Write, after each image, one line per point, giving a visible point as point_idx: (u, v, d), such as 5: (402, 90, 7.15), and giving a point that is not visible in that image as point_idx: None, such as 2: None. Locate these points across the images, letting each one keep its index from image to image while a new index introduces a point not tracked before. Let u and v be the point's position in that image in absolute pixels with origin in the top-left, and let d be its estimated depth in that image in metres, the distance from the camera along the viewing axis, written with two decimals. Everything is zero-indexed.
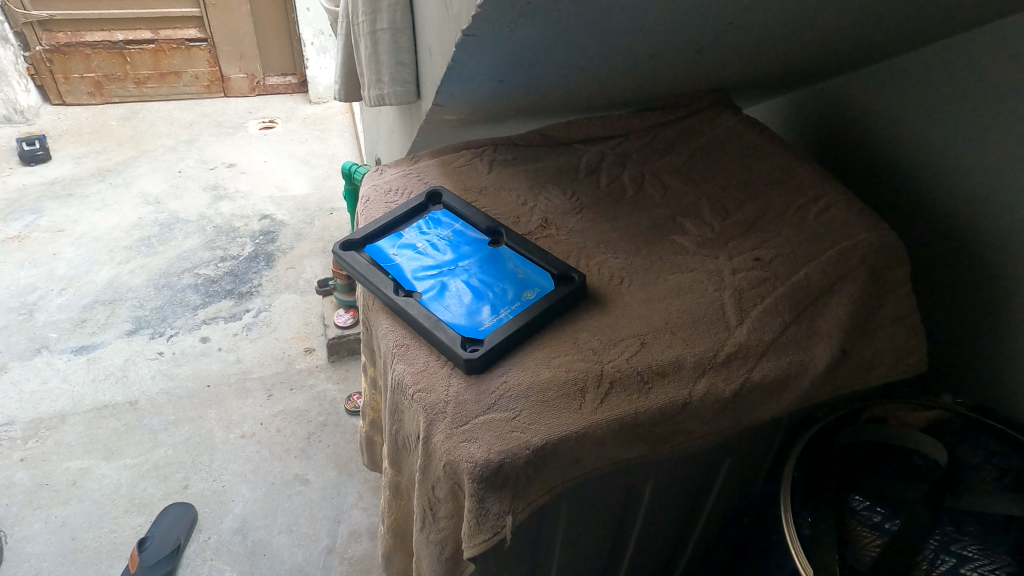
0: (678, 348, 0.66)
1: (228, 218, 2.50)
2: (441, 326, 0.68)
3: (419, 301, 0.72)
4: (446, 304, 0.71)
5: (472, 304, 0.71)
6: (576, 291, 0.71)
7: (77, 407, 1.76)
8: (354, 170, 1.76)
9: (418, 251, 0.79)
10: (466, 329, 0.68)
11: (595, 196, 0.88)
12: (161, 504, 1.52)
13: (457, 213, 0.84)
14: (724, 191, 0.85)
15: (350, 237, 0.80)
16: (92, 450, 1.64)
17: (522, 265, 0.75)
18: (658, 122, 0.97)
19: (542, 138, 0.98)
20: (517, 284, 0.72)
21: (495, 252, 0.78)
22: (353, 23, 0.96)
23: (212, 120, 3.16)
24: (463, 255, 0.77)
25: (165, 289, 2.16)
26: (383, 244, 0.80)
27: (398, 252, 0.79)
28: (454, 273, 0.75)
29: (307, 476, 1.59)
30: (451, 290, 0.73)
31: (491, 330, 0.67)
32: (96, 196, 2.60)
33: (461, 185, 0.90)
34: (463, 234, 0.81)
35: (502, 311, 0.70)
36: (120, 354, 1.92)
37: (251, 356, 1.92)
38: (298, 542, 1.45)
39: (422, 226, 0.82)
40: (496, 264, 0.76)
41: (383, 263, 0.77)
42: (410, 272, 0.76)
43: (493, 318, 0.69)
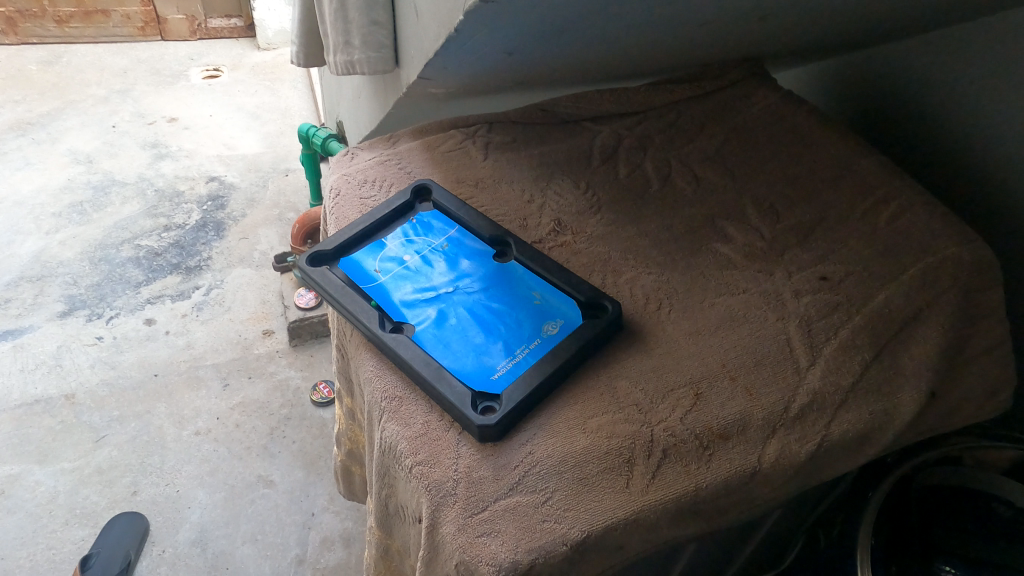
0: (741, 400, 0.53)
1: (171, 180, 2.26)
2: (444, 376, 0.53)
3: (413, 336, 0.57)
4: (449, 340, 0.57)
5: (481, 340, 0.57)
6: (611, 325, 0.57)
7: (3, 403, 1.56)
8: (312, 134, 1.57)
9: (406, 268, 0.64)
10: (476, 376, 0.54)
11: (614, 189, 0.73)
12: (106, 514, 1.36)
13: (451, 215, 0.69)
14: (770, 185, 0.71)
15: (319, 249, 0.65)
16: (24, 454, 1.46)
17: (539, 287, 0.61)
18: (684, 97, 0.82)
19: (544, 114, 0.82)
20: (535, 313, 0.58)
21: (502, 268, 0.63)
22: None
23: (149, 66, 2.85)
24: (463, 272, 0.63)
25: (101, 264, 1.93)
26: (362, 258, 0.65)
27: (382, 269, 0.64)
28: (455, 296, 0.61)
29: (272, 477, 1.45)
30: (452, 321, 0.58)
31: (508, 379, 0.53)
32: (15, 153, 2.32)
33: (452, 177, 0.74)
34: (462, 244, 0.66)
35: (519, 350, 0.56)
36: (52, 339, 1.71)
37: (204, 340, 1.73)
38: (264, 552, 1.32)
39: (408, 233, 0.67)
40: (506, 286, 0.61)
41: (363, 284, 0.62)
42: (398, 295, 0.61)
43: (509, 360, 0.55)
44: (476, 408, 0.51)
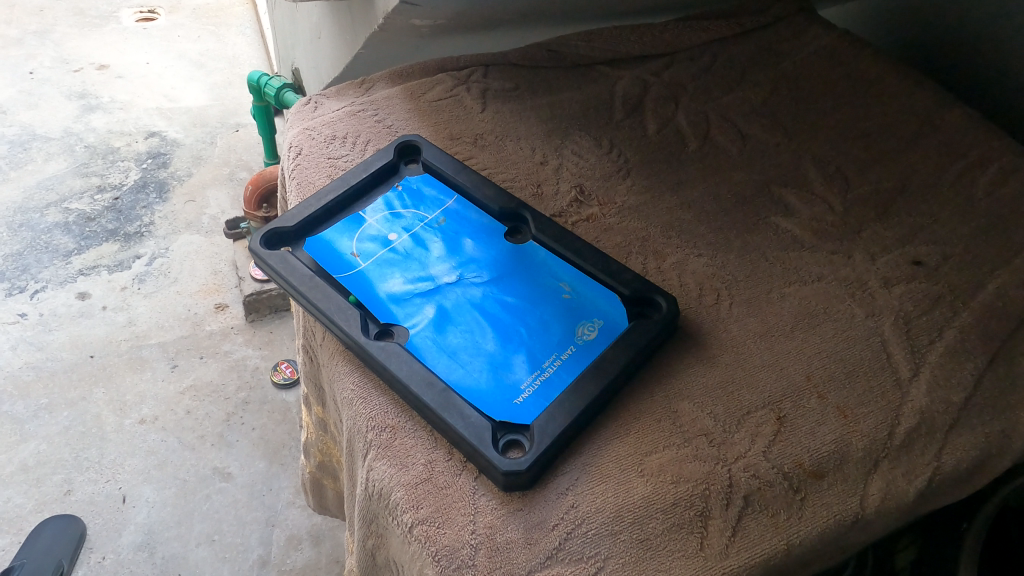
0: (836, 426, 0.41)
1: (103, 134, 2.02)
2: (451, 401, 0.40)
3: (407, 344, 0.44)
4: (455, 349, 0.43)
5: (497, 348, 0.43)
6: (665, 326, 0.44)
7: None
8: (263, 82, 1.37)
9: (393, 251, 0.50)
10: (494, 400, 0.41)
11: (644, 148, 0.60)
12: (34, 519, 1.20)
13: (446, 181, 0.55)
14: (834, 146, 0.59)
15: (278, 227, 0.50)
16: None
17: (565, 274, 0.48)
18: (720, 35, 0.71)
19: (552, 56, 0.68)
20: (566, 313, 0.45)
21: (517, 250, 0.50)
22: None
23: (73, 6, 2.55)
24: (467, 255, 0.49)
25: (23, 230, 1.72)
26: (334, 238, 0.50)
27: (361, 253, 0.49)
28: (458, 289, 0.47)
29: (229, 470, 1.30)
30: (456, 324, 0.45)
31: (537, 404, 0.40)
32: None
33: (444, 132, 0.60)
34: (464, 218, 0.52)
35: (549, 362, 0.42)
36: None
37: (146, 316, 1.55)
38: (222, 554, 1.19)
39: (393, 204, 0.53)
40: (524, 274, 0.48)
41: (337, 274, 0.48)
42: (384, 288, 0.47)
43: (536, 378, 0.42)
44: (497, 446, 0.39)
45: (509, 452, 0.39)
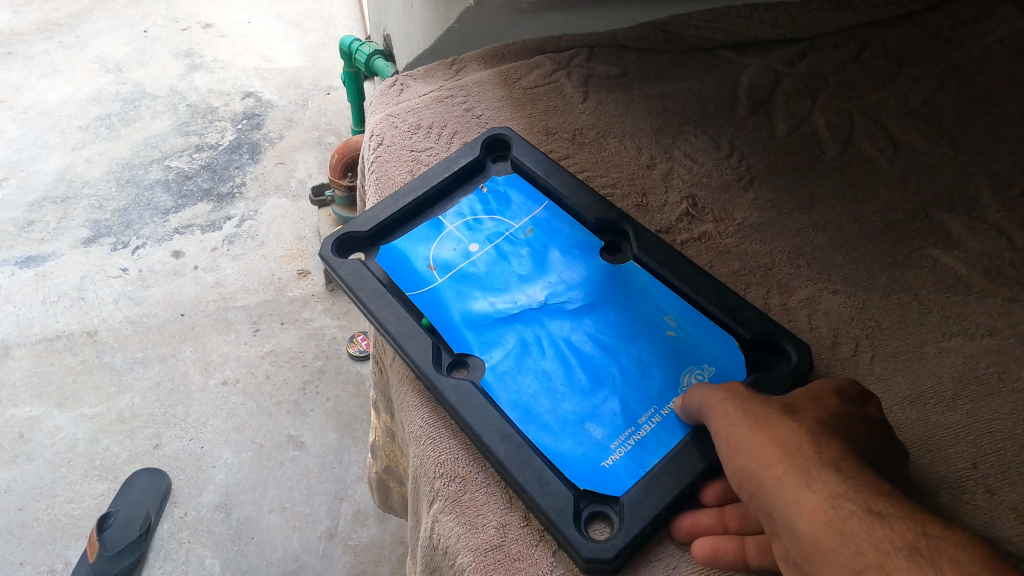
0: (1017, 535, 0.40)
1: (204, 92, 2.07)
2: (523, 452, 0.45)
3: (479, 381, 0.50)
4: (528, 392, 0.49)
5: (570, 397, 0.49)
6: (796, 374, 0.48)
7: (24, 337, 1.45)
8: (354, 48, 1.37)
9: (472, 269, 0.57)
10: (565, 456, 0.45)
11: (765, 153, 0.64)
12: (127, 469, 1.26)
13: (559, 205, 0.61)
14: (995, 163, 0.62)
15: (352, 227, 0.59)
16: (44, 395, 1.36)
17: (670, 307, 0.53)
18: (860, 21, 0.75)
19: (667, 40, 0.75)
20: (673, 359, 0.50)
21: (599, 277, 0.56)
22: None
23: None
24: (548, 284, 0.56)
25: (128, 186, 1.79)
26: (415, 245, 0.59)
27: (437, 264, 0.57)
28: (538, 317, 0.53)
29: (302, 439, 1.32)
30: (535, 358, 0.51)
31: (631, 471, 0.45)
32: (42, 59, 2.17)
33: (548, 129, 0.69)
34: (555, 239, 0.59)
35: (641, 414, 0.47)
36: (75, 269, 1.59)
37: (234, 278, 1.59)
38: (292, 523, 1.21)
39: (481, 216, 0.61)
40: (617, 306, 0.54)
41: (406, 287, 0.56)
42: (465, 310, 0.54)
43: (620, 436, 0.46)
44: (581, 523, 0.43)
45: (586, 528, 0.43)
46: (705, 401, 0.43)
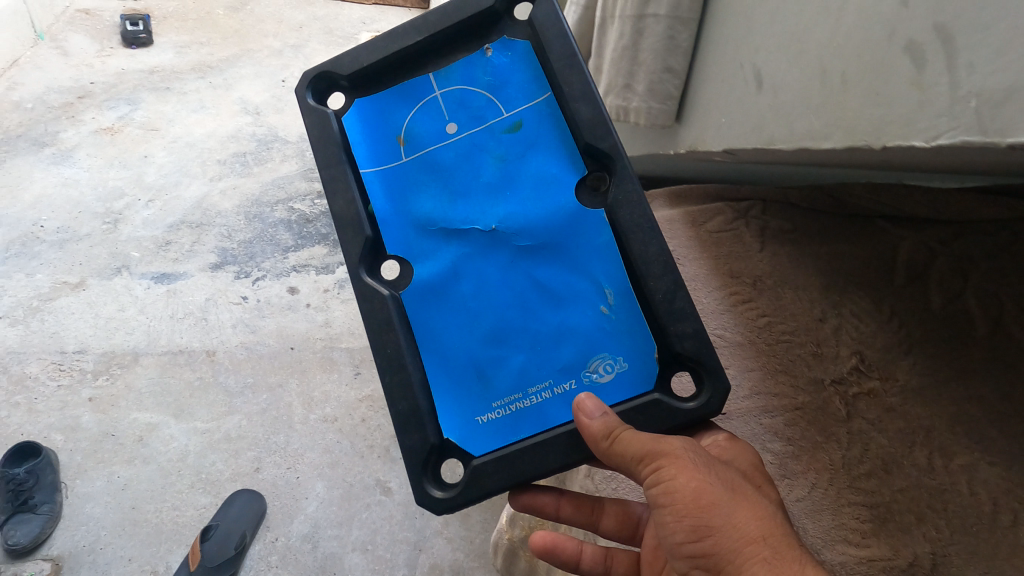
0: None
1: None
2: (407, 386, 0.75)
3: (402, 293, 0.78)
4: (455, 333, 0.78)
5: (483, 342, 0.77)
6: (693, 409, 0.70)
7: (151, 347, 1.59)
8: None
9: (448, 200, 0.79)
10: (459, 392, 0.77)
11: None
12: (229, 487, 1.36)
13: (552, 125, 0.78)
14: None
15: (335, 67, 0.82)
16: (164, 404, 1.48)
17: (611, 286, 0.75)
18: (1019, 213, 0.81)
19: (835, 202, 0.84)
20: (579, 352, 0.76)
21: (565, 222, 0.77)
22: None
23: (324, 26, 2.99)
24: (519, 213, 0.78)
25: (256, 221, 1.95)
26: (395, 114, 0.81)
27: (407, 140, 0.81)
28: (488, 243, 0.78)
29: (389, 485, 1.39)
30: (472, 302, 0.78)
31: (496, 424, 0.76)
32: (193, 95, 2.43)
33: None
34: (533, 167, 0.78)
35: (539, 381, 0.76)
36: (201, 290, 1.74)
37: (341, 320, 1.71)
38: (372, 565, 1.28)
39: (474, 104, 0.80)
40: (564, 269, 0.77)
41: (366, 163, 0.81)
42: (431, 220, 0.79)
43: (507, 393, 0.76)
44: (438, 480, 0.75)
45: (433, 483, 0.75)
46: (667, 447, 0.62)
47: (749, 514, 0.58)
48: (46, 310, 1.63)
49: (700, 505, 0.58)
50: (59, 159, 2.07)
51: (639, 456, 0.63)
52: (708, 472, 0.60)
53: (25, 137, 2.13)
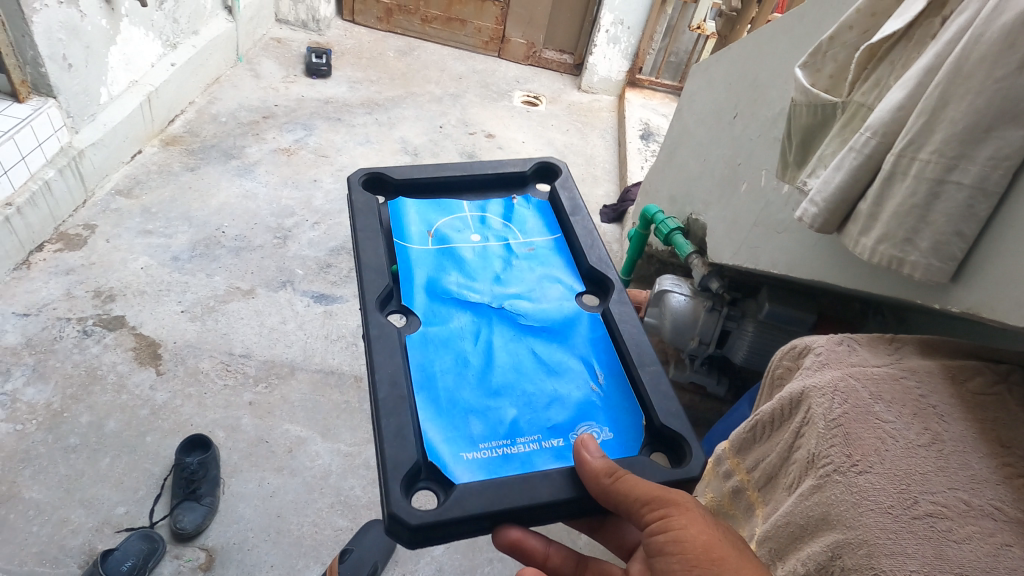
0: None
1: None
2: (398, 403, 0.73)
3: (407, 337, 0.82)
4: (455, 376, 0.79)
5: (477, 388, 0.78)
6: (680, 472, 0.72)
7: (306, 363, 1.69)
8: (657, 218, 1.64)
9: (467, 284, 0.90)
10: (443, 424, 0.74)
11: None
12: (364, 514, 1.42)
13: (557, 255, 0.98)
14: None
15: (386, 173, 1.02)
16: (313, 420, 1.57)
17: (602, 368, 0.83)
18: None
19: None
20: (566, 411, 0.78)
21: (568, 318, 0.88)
22: (861, 164, 0.72)
23: (481, 79, 3.17)
24: (525, 304, 0.89)
25: None
26: (429, 220, 0.98)
27: (435, 236, 0.96)
28: (494, 313, 0.87)
29: None
30: (472, 353, 0.82)
31: (476, 458, 0.72)
32: (361, 129, 2.62)
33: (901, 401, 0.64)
34: (537, 273, 0.94)
35: (527, 431, 0.76)
36: (355, 316, 1.85)
37: None
38: None
39: (495, 229, 0.99)
40: (564, 345, 0.85)
41: (401, 240, 0.94)
42: (446, 291, 0.88)
43: (496, 437, 0.74)
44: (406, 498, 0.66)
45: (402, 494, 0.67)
46: (677, 497, 0.67)
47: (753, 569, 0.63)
48: (219, 311, 1.77)
49: (711, 558, 0.63)
50: (243, 173, 2.27)
51: (646, 499, 0.67)
52: (715, 528, 0.66)
53: (216, 148, 2.35)
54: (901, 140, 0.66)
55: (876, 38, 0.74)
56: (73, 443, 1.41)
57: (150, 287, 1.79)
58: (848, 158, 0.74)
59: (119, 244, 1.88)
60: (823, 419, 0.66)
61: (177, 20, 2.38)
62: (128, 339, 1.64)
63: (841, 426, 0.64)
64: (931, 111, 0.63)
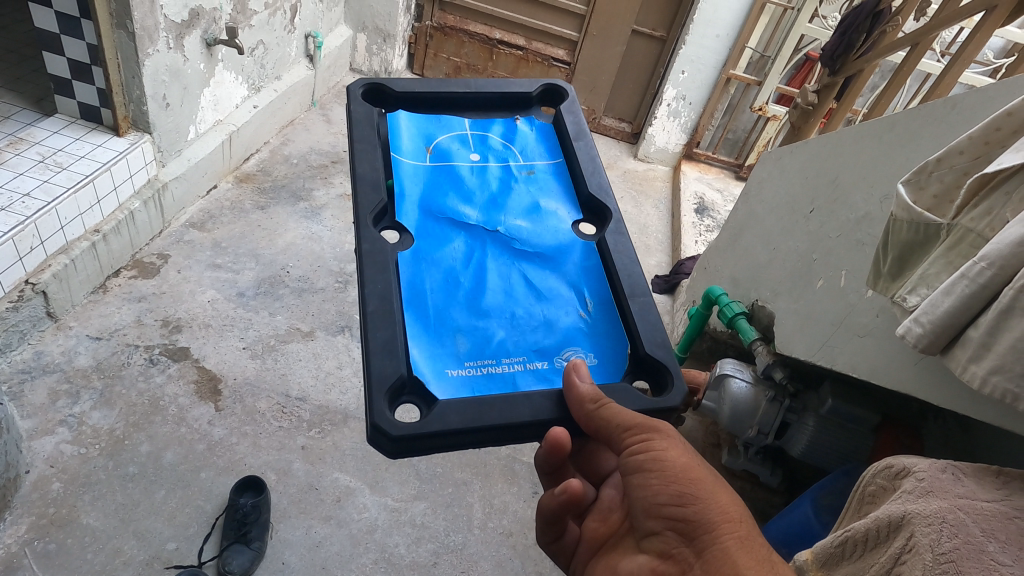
0: None
1: None
2: (390, 318, 0.73)
3: (401, 252, 0.81)
4: (440, 294, 0.79)
5: (466, 313, 0.79)
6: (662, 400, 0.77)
7: (359, 412, 1.71)
8: (721, 299, 1.62)
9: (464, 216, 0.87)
10: (432, 340, 0.76)
11: None
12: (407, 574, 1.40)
13: (558, 178, 0.96)
14: None
15: (385, 83, 0.94)
16: (363, 471, 1.57)
17: (592, 298, 0.84)
18: None
19: None
20: (556, 339, 0.81)
21: (562, 248, 0.88)
22: (973, 290, 0.72)
23: None
24: (516, 244, 0.86)
25: None
26: (428, 135, 0.94)
27: (433, 151, 0.92)
28: (488, 238, 0.86)
29: None
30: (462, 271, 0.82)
31: (466, 382, 0.74)
32: None
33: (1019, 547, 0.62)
34: (537, 199, 0.92)
35: (515, 354, 0.78)
36: None
37: None
38: None
39: (496, 150, 0.96)
40: (555, 272, 0.86)
41: (397, 150, 0.90)
42: (442, 212, 0.87)
43: (481, 356, 0.77)
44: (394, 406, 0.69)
45: (390, 407, 0.69)
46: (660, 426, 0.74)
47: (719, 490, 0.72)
48: (279, 351, 1.81)
49: (689, 478, 0.72)
50: (309, 215, 2.33)
51: (630, 425, 0.73)
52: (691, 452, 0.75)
53: (286, 188, 2.42)
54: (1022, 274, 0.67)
55: (992, 169, 0.76)
56: (131, 472, 1.43)
57: (215, 320, 1.83)
58: (959, 284, 0.74)
59: (189, 276, 1.94)
60: (931, 551, 0.64)
61: (264, 66, 2.51)
62: (191, 372, 1.67)
63: (951, 562, 0.62)
64: None
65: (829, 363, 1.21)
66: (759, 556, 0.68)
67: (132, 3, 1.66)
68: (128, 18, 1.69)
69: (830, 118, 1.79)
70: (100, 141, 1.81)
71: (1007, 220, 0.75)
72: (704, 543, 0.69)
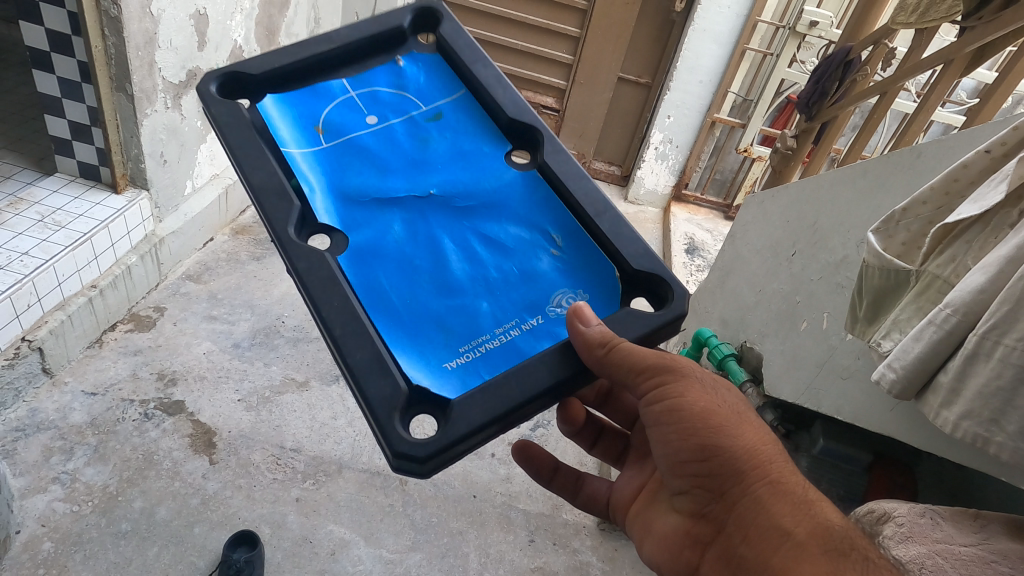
0: None
1: None
2: (270, 174, 0.71)
3: (277, 130, 0.75)
4: (333, 163, 0.75)
5: (339, 181, 0.74)
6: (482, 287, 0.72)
7: (354, 462, 1.71)
8: (710, 340, 1.63)
9: (552, 233, 0.75)
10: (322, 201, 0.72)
11: None
12: None
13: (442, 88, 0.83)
14: None
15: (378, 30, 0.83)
16: (357, 523, 1.56)
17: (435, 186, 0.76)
18: None
19: None
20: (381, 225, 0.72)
21: (422, 137, 0.79)
22: (941, 337, 0.75)
23: None
24: (382, 147, 0.77)
25: None
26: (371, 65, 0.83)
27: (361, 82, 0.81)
28: (364, 133, 0.78)
29: None
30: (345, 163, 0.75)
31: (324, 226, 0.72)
32: None
33: None
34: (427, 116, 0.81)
35: (366, 223, 0.72)
36: None
37: (521, 479, 1.79)
38: None
39: (391, 100, 0.81)
40: (415, 171, 0.76)
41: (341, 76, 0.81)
42: (339, 112, 0.78)
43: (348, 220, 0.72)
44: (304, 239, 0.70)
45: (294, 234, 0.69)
46: None
47: (756, 429, 0.74)
48: (274, 402, 1.81)
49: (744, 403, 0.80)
50: None
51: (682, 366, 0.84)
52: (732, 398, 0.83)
53: None
54: (984, 319, 0.70)
55: (951, 220, 0.79)
56: (124, 529, 1.42)
57: (211, 372, 1.84)
58: (927, 330, 0.77)
59: (186, 328, 1.96)
60: None
61: None
62: (186, 426, 1.68)
63: None
64: (1015, 300, 0.67)
65: (815, 405, 1.26)
66: (796, 499, 0.70)
67: (131, 67, 1.72)
68: (126, 81, 1.74)
69: (809, 161, 1.85)
70: (99, 199, 1.85)
71: (970, 268, 0.78)
72: (736, 496, 0.71)
